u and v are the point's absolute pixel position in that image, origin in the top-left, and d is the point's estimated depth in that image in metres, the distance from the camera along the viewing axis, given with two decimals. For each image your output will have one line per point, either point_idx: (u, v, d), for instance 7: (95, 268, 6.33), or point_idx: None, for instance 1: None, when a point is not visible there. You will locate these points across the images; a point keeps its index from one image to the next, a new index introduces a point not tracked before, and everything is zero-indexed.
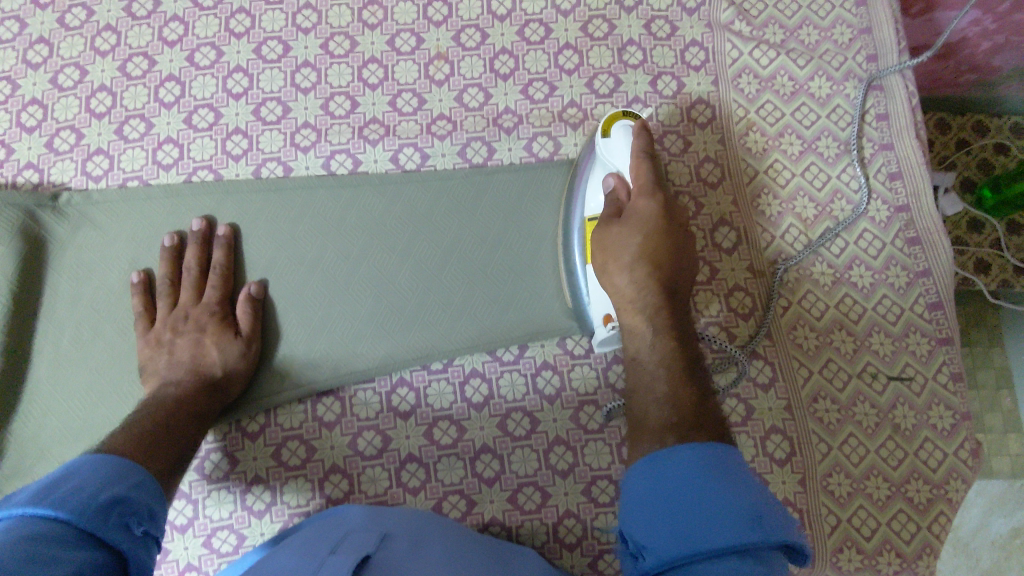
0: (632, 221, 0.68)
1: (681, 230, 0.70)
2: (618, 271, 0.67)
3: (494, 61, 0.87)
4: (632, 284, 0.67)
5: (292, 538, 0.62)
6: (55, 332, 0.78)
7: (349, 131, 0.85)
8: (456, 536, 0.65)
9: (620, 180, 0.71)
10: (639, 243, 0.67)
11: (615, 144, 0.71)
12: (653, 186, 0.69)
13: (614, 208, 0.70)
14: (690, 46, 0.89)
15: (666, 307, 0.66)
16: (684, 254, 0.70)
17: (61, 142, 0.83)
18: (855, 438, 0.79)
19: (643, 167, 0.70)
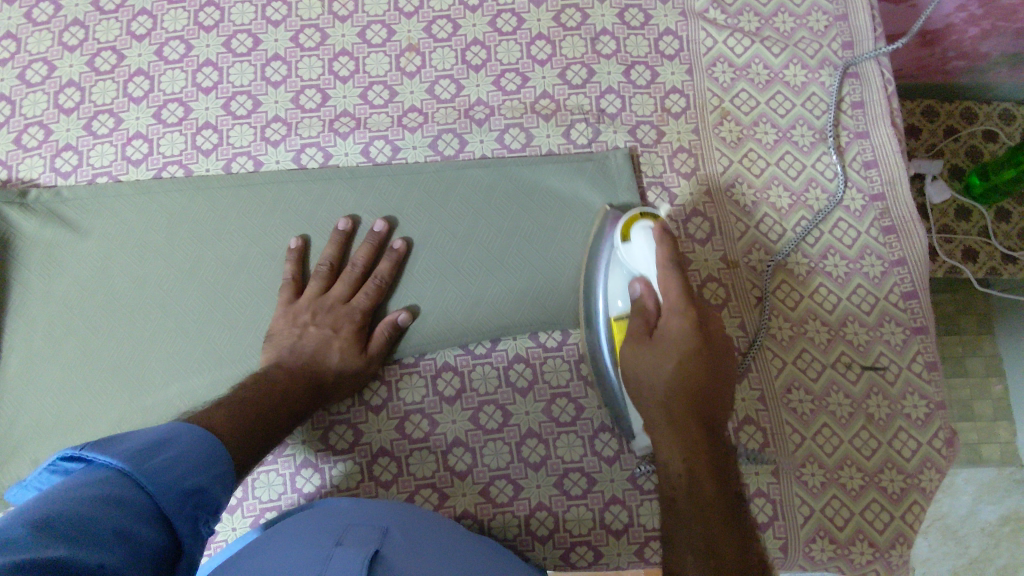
0: (662, 343, 0.66)
1: (717, 344, 0.67)
2: (648, 392, 0.65)
3: (466, 52, 0.87)
4: (664, 407, 0.64)
5: (293, 525, 0.61)
6: (26, 329, 0.77)
7: (320, 125, 0.84)
8: (449, 531, 0.63)
9: (648, 288, 0.68)
10: (671, 369, 0.64)
11: (636, 248, 0.69)
12: (683, 302, 0.66)
13: (643, 325, 0.67)
14: (664, 35, 0.88)
15: (703, 428, 0.63)
16: (721, 362, 0.66)
17: (29, 138, 0.82)
18: (829, 428, 0.79)
19: (671, 281, 0.66)
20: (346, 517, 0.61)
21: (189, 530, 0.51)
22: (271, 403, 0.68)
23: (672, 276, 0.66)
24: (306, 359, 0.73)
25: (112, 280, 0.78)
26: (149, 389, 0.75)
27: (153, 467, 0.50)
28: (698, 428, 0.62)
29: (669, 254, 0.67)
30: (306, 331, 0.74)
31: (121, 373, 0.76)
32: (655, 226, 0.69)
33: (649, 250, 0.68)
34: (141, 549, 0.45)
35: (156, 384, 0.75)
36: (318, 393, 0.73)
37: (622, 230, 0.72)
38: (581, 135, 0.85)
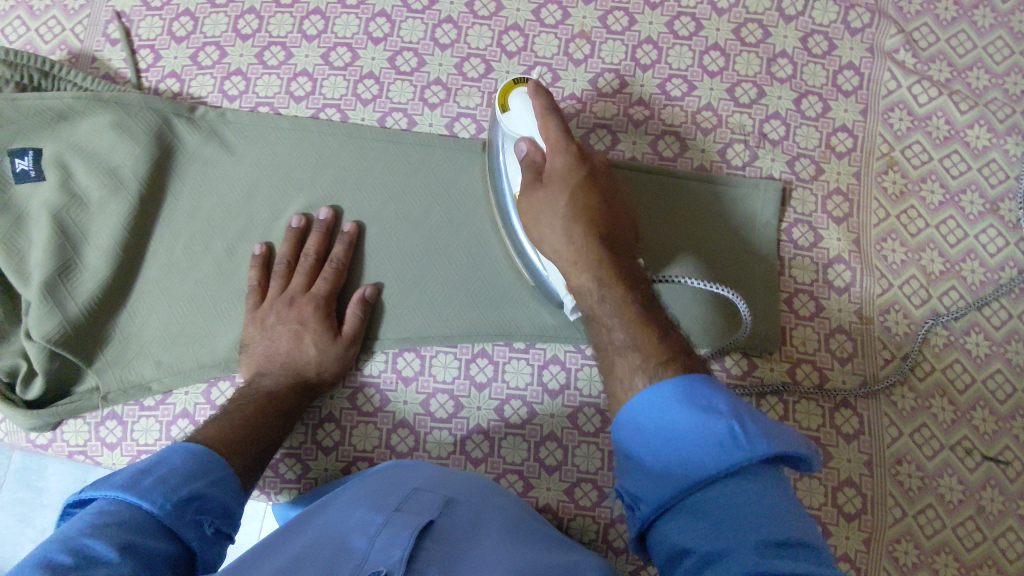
0: (553, 183, 0.65)
1: (603, 171, 0.68)
2: (552, 236, 0.65)
3: (637, 49, 0.85)
4: (571, 245, 0.63)
5: (362, 483, 0.61)
6: (170, 238, 0.79)
7: (479, 95, 0.84)
8: (519, 512, 0.64)
9: (532, 145, 0.68)
10: (570, 203, 0.64)
11: (514, 115, 0.70)
12: (564, 142, 0.66)
13: (534, 171, 0.67)
14: (845, 69, 0.84)
15: (611, 258, 0.62)
16: (615, 199, 0.68)
17: (205, 56, 0.85)
18: (933, 510, 0.75)
19: (551, 126, 0.67)
20: (413, 480, 0.61)
21: (194, 535, 0.52)
22: (257, 410, 0.69)
23: (549, 122, 0.67)
24: (288, 361, 0.73)
25: (255, 209, 0.80)
26: None
27: (151, 483, 0.52)
28: (612, 262, 0.62)
29: (543, 104, 0.68)
30: (276, 331, 0.74)
31: None
32: (527, 89, 0.70)
33: (526, 109, 0.69)
34: (151, 562, 0.46)
35: None
36: (306, 387, 0.74)
37: (501, 98, 0.72)
38: (737, 156, 0.82)
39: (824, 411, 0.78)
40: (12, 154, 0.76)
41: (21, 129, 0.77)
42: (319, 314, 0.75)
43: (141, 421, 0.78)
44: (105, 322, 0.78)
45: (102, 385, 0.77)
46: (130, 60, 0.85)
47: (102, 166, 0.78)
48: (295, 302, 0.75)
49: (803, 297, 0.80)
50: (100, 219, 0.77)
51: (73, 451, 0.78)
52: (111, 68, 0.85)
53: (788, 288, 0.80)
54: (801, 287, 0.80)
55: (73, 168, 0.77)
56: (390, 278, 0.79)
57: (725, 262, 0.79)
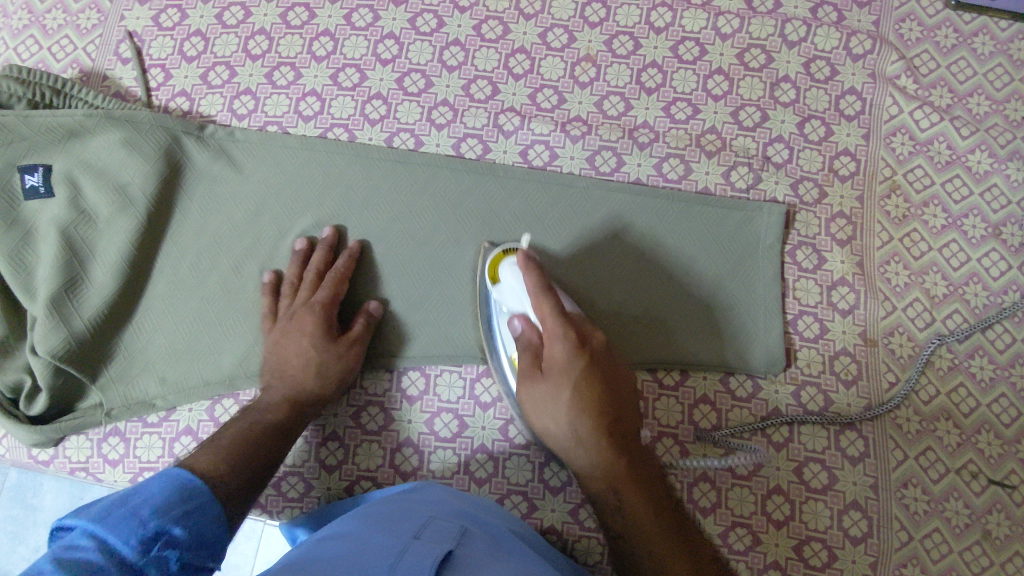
0: (553, 375, 0.65)
1: (604, 352, 0.67)
2: (556, 430, 0.66)
3: (642, 73, 0.86)
4: (573, 436, 0.65)
5: (376, 510, 0.61)
6: (177, 255, 0.79)
7: (486, 116, 0.85)
8: (529, 541, 0.64)
9: (527, 325, 0.69)
10: (572, 394, 0.65)
11: (505, 288, 0.71)
12: (561, 330, 0.65)
13: (533, 359, 0.67)
14: (847, 94, 0.85)
15: (615, 451, 0.64)
16: (616, 368, 0.67)
17: (215, 76, 0.86)
18: (940, 534, 0.75)
19: (545, 308, 0.66)
20: (428, 509, 0.61)
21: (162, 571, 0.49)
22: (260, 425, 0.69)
23: (543, 306, 0.65)
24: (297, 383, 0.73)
25: (261, 227, 0.80)
26: None
27: (121, 517, 0.49)
28: (613, 452, 0.64)
29: (535, 281, 0.67)
30: (278, 346, 0.74)
31: (254, 317, 0.78)
32: (517, 260, 0.70)
33: (517, 281, 0.70)
34: None
35: None
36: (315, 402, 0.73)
37: (492, 269, 0.73)
38: (741, 178, 0.83)
39: (829, 434, 0.77)
40: (22, 170, 0.77)
41: (32, 145, 0.77)
42: (319, 325, 0.74)
43: (144, 438, 0.77)
44: (110, 338, 0.78)
45: (106, 401, 0.77)
46: (141, 78, 0.86)
47: (111, 183, 0.78)
48: (295, 314, 0.75)
49: (807, 319, 0.80)
50: (108, 235, 0.78)
51: (75, 467, 0.78)
52: (122, 86, 0.86)
53: (793, 310, 0.81)
54: (805, 309, 0.80)
55: (82, 185, 0.78)
56: (394, 305, 0.79)
57: (705, 289, 0.80)
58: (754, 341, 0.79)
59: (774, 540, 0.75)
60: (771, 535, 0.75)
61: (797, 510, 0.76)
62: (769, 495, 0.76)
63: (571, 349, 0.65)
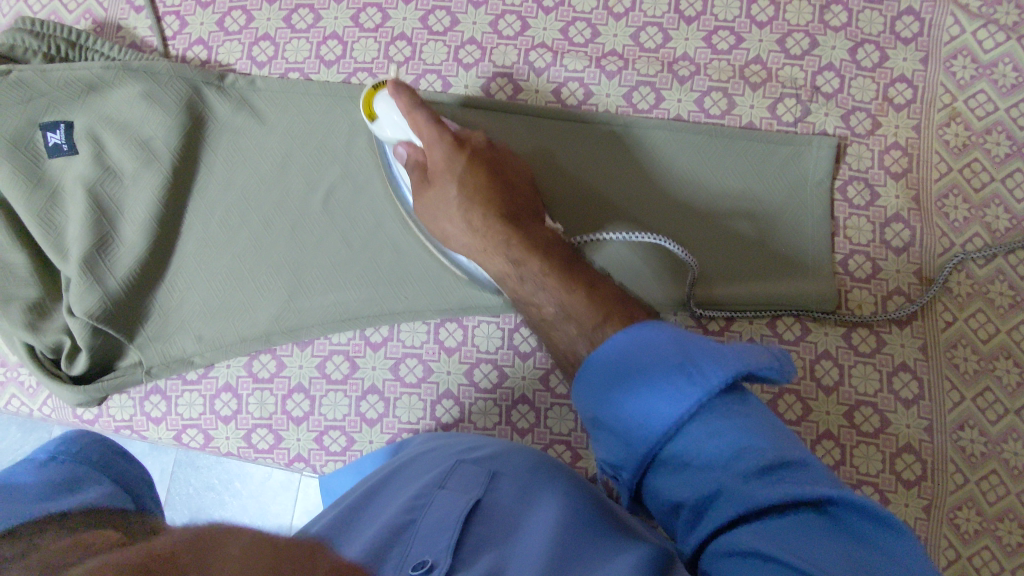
0: (438, 178, 0.68)
1: (487, 148, 0.71)
2: (456, 229, 0.68)
3: (681, 0, 0.80)
4: (473, 231, 0.67)
5: (406, 461, 0.63)
6: (205, 210, 0.78)
7: (515, 54, 0.80)
8: (569, 472, 0.63)
9: (410, 147, 0.70)
10: (458, 189, 0.67)
11: (384, 120, 0.70)
12: (437, 132, 0.67)
13: (419, 173, 0.69)
14: (904, 14, 0.79)
15: (515, 227, 0.66)
16: (498, 159, 0.70)
17: (231, 22, 0.82)
18: (997, 476, 0.72)
19: (418, 119, 0.67)
20: (456, 453, 0.61)
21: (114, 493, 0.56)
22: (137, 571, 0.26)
23: (417, 118, 0.67)
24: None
25: (289, 179, 0.78)
26: (310, 291, 0.77)
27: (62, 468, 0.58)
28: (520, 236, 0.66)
29: (405, 99, 0.68)
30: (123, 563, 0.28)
31: (285, 269, 0.77)
32: (387, 88, 0.69)
33: (392, 111, 0.69)
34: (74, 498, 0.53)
35: (316, 288, 0.77)
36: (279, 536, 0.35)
37: (366, 107, 0.71)
38: (789, 111, 0.78)
39: (881, 377, 0.75)
40: (44, 127, 0.75)
41: (52, 102, 0.75)
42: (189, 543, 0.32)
43: (185, 395, 0.78)
44: (144, 298, 0.77)
45: (145, 360, 0.77)
46: (156, 28, 0.82)
47: (134, 138, 0.76)
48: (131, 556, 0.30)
49: (858, 258, 0.77)
50: (134, 193, 0.76)
51: (119, 425, 0.79)
52: (138, 37, 0.83)
53: (843, 249, 0.77)
54: (857, 248, 0.77)
55: (105, 141, 0.76)
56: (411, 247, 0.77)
57: (735, 209, 0.76)
58: (803, 279, 0.75)
59: None
60: None
61: (848, 454, 0.74)
62: (819, 440, 0.74)
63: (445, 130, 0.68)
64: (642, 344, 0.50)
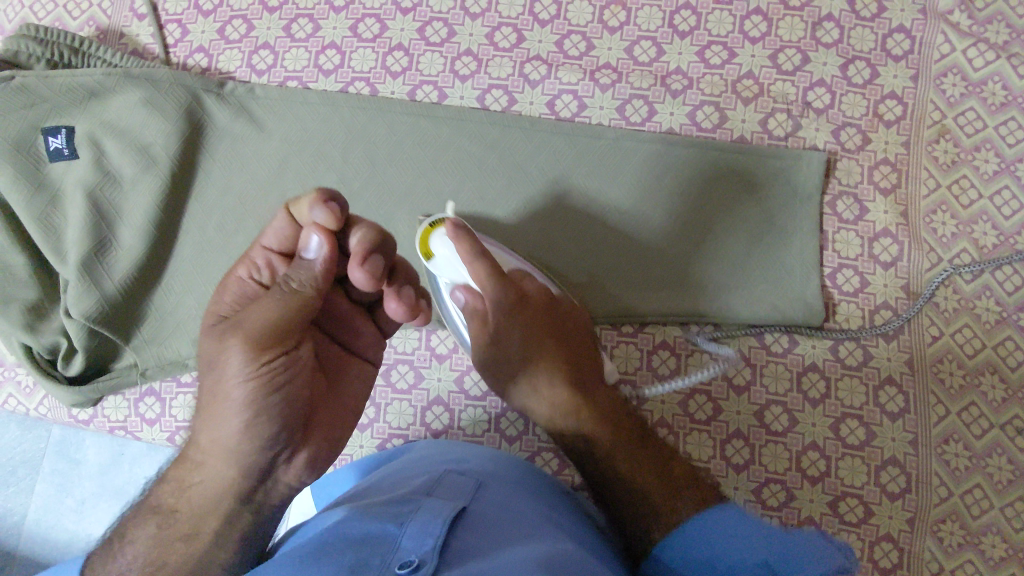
0: (500, 334, 0.70)
1: (546, 302, 0.72)
2: (518, 391, 0.70)
3: (674, 15, 0.81)
4: (535, 386, 0.69)
5: (392, 470, 0.63)
6: (202, 215, 0.79)
7: (511, 66, 0.81)
8: (548, 485, 0.64)
9: (468, 293, 0.71)
10: (519, 343, 0.70)
11: (441, 260, 0.71)
12: (498, 292, 0.69)
13: (479, 325, 0.70)
14: (895, 32, 0.80)
15: (574, 385, 0.68)
16: (552, 309, 0.72)
17: (232, 30, 0.84)
18: (981, 490, 0.73)
19: (479, 276, 0.68)
20: (442, 463, 0.62)
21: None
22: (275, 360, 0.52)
23: (475, 268, 0.67)
24: (237, 292, 0.55)
25: (286, 186, 0.79)
26: None
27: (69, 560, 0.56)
28: (582, 402, 0.67)
29: (464, 249, 0.67)
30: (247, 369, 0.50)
31: None
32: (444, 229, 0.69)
33: (450, 254, 0.70)
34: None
35: None
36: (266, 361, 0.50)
37: (422, 244, 0.71)
38: (780, 125, 0.79)
39: (867, 390, 0.76)
40: (46, 131, 0.76)
41: (53, 107, 0.76)
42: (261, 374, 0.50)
43: (179, 397, 0.79)
44: (140, 300, 0.78)
45: (139, 362, 0.78)
46: (157, 35, 0.84)
47: (134, 143, 0.77)
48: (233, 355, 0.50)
49: (847, 272, 0.78)
50: (133, 197, 0.77)
51: (114, 426, 0.80)
52: (140, 43, 0.84)
53: (832, 263, 0.78)
54: (845, 262, 0.78)
55: (105, 145, 0.77)
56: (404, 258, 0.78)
57: (722, 227, 0.77)
58: (796, 300, 0.76)
59: (810, 496, 0.74)
60: (806, 492, 0.74)
61: (833, 467, 0.74)
62: (804, 452, 0.75)
63: (505, 285, 0.69)
64: (715, 525, 0.57)
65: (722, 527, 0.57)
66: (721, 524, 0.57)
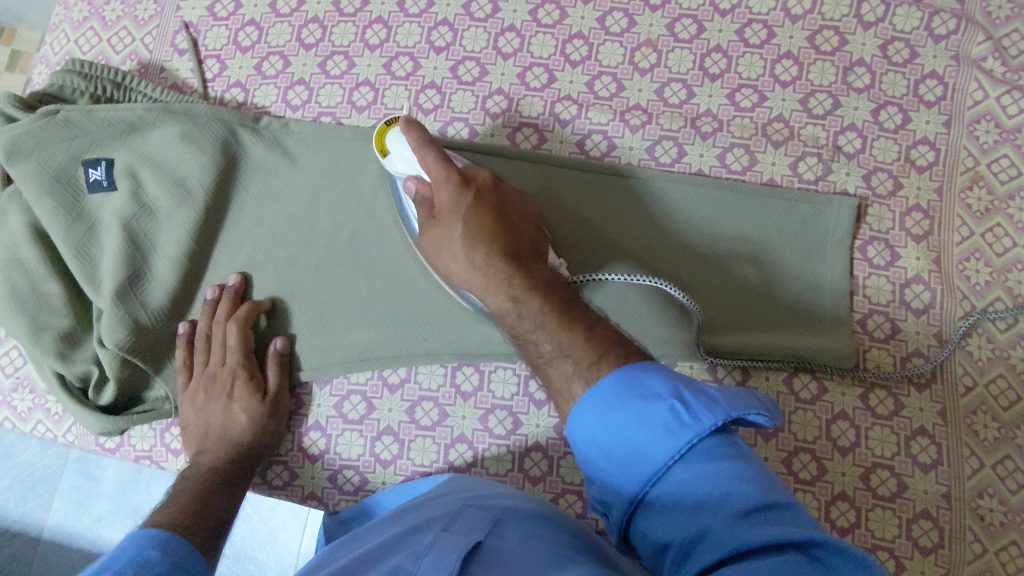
0: (444, 217, 0.66)
1: (492, 187, 0.69)
2: (456, 267, 0.66)
3: (706, 58, 0.82)
4: (474, 269, 0.64)
5: (410, 506, 0.63)
6: (234, 247, 0.80)
7: (542, 105, 0.82)
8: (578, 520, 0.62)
9: (418, 181, 0.68)
10: (464, 229, 0.64)
11: (395, 155, 0.70)
12: (445, 172, 0.66)
13: (426, 211, 0.67)
14: (928, 78, 0.80)
15: (519, 270, 0.63)
16: (504, 201, 0.68)
17: (269, 66, 0.86)
18: (1017, 547, 0.71)
19: (428, 162, 0.66)
20: (459, 498, 0.62)
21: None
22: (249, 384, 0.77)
23: (425, 154, 0.66)
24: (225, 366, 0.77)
25: (317, 220, 0.80)
26: (331, 330, 0.79)
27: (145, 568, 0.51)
28: (524, 274, 0.62)
29: (416, 137, 0.67)
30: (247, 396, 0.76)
31: (309, 308, 0.79)
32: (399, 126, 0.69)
33: (404, 145, 0.69)
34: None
35: (338, 327, 0.79)
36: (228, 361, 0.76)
37: (378, 142, 0.71)
38: (810, 169, 0.79)
39: (898, 440, 0.74)
40: (86, 164, 0.78)
41: (95, 139, 0.78)
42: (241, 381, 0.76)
43: None
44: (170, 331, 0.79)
45: (169, 392, 0.79)
46: (196, 70, 0.86)
47: (170, 176, 0.79)
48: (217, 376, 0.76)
49: (877, 318, 0.77)
50: (168, 230, 0.79)
51: (140, 455, 0.81)
52: (179, 78, 0.86)
53: (863, 308, 0.77)
54: (876, 307, 0.77)
55: (142, 178, 0.79)
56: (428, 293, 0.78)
57: (750, 266, 0.77)
58: (817, 282, 0.77)
59: None
60: None
61: (863, 518, 0.73)
62: (833, 501, 0.73)
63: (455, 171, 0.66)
64: (620, 386, 0.49)
65: (626, 385, 0.49)
66: (639, 385, 0.49)
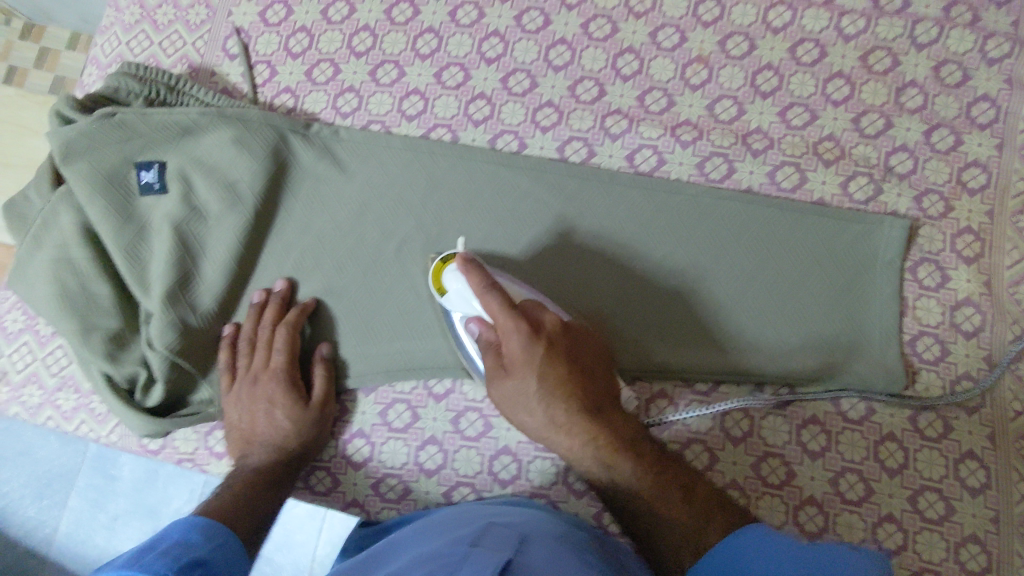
0: (516, 370, 0.66)
1: (562, 329, 0.68)
2: (530, 420, 0.68)
3: (757, 75, 0.82)
4: (550, 421, 0.66)
5: (437, 519, 0.63)
6: (281, 252, 0.80)
7: (592, 119, 0.82)
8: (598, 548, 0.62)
9: (482, 324, 0.68)
10: (537, 384, 0.65)
11: (452, 296, 0.70)
12: (512, 318, 0.65)
13: (495, 357, 0.67)
14: (980, 101, 0.80)
15: (597, 425, 0.66)
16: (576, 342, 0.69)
17: (320, 72, 0.86)
18: None
19: (491, 304, 0.66)
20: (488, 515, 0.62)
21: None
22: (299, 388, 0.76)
23: (487, 301, 0.66)
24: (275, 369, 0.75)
25: (366, 228, 0.80)
26: (376, 337, 0.78)
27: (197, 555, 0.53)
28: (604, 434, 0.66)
29: (478, 283, 0.67)
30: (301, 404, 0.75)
31: (354, 315, 0.79)
32: (456, 266, 0.69)
33: (464, 287, 0.69)
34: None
35: (384, 335, 0.78)
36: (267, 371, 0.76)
37: (435, 281, 0.72)
38: (860, 189, 0.79)
39: (947, 463, 0.73)
40: (139, 166, 0.78)
41: (148, 142, 0.79)
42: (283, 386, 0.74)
43: None
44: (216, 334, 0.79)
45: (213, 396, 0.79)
46: (247, 74, 0.86)
47: (220, 180, 0.79)
48: (258, 379, 0.75)
49: (927, 339, 0.76)
50: (217, 233, 0.79)
51: (181, 458, 0.80)
52: (230, 82, 0.87)
53: (912, 329, 0.77)
54: (926, 329, 0.76)
55: (193, 181, 0.79)
56: None
57: (799, 288, 0.76)
58: (863, 301, 0.76)
59: None
60: None
61: (910, 540, 0.72)
62: (880, 523, 0.73)
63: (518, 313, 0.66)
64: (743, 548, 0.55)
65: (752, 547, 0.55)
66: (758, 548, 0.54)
